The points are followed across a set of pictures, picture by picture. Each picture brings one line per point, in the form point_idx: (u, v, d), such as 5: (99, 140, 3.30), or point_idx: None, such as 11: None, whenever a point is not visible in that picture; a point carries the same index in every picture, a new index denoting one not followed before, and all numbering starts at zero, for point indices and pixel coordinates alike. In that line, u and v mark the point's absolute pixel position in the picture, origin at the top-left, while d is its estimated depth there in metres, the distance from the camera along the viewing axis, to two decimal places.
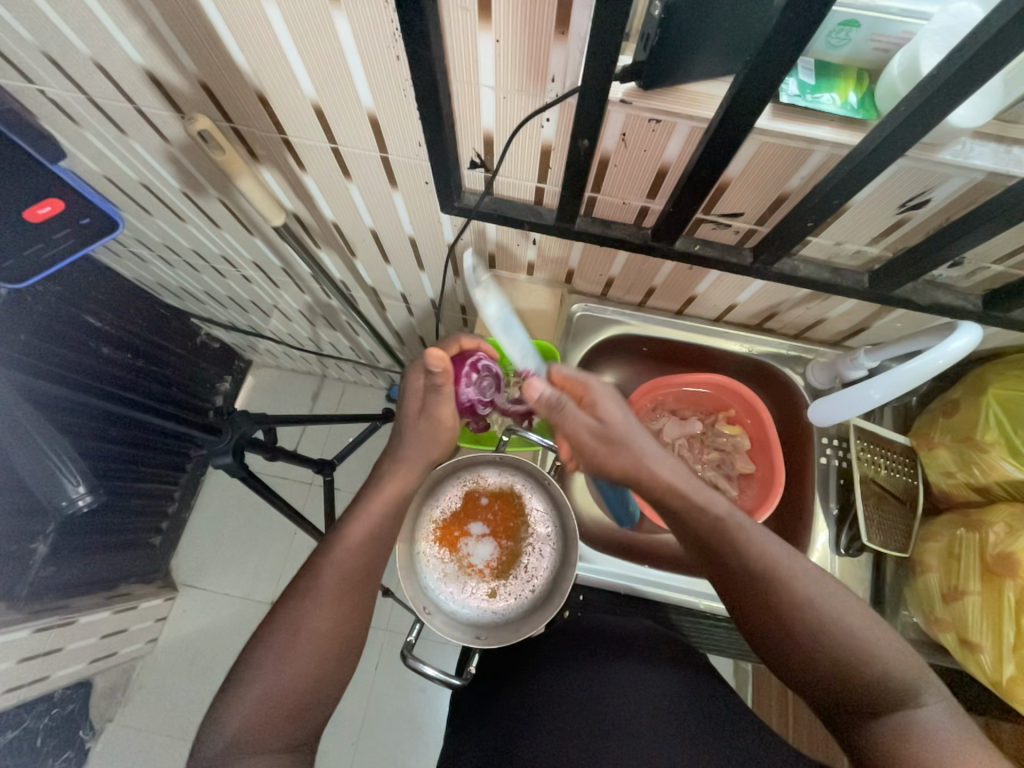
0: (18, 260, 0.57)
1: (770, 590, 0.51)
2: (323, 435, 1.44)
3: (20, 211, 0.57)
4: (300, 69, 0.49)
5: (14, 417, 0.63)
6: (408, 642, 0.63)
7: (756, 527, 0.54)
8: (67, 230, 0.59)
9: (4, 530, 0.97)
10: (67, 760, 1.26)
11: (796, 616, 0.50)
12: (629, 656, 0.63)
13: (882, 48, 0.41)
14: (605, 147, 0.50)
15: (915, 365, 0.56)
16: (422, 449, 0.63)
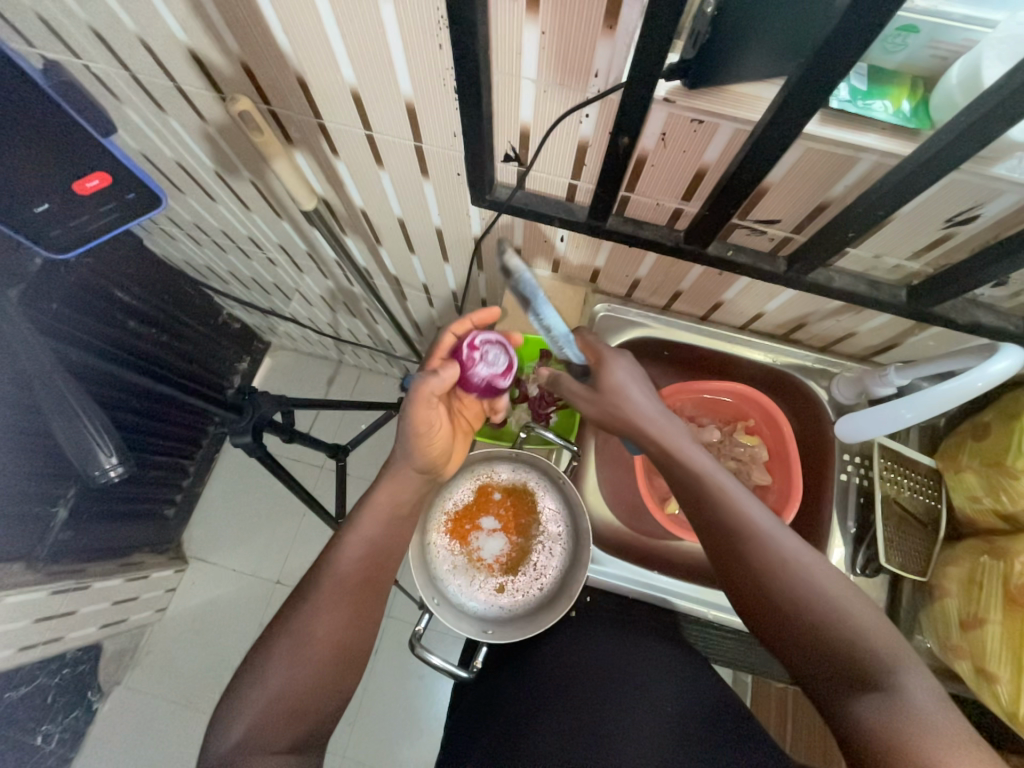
0: (63, 231, 0.60)
1: (756, 558, 0.53)
2: (337, 420, 1.46)
3: (67, 183, 0.57)
4: (341, 54, 0.49)
5: (55, 387, 0.65)
6: (416, 632, 0.63)
7: (774, 540, 0.53)
8: (112, 205, 0.61)
9: (28, 494, 1.00)
10: (75, 718, 1.31)
11: (785, 583, 0.52)
12: (636, 662, 0.62)
13: (941, 55, 0.40)
14: (643, 146, 0.50)
15: (952, 387, 0.54)
16: (400, 455, 0.61)
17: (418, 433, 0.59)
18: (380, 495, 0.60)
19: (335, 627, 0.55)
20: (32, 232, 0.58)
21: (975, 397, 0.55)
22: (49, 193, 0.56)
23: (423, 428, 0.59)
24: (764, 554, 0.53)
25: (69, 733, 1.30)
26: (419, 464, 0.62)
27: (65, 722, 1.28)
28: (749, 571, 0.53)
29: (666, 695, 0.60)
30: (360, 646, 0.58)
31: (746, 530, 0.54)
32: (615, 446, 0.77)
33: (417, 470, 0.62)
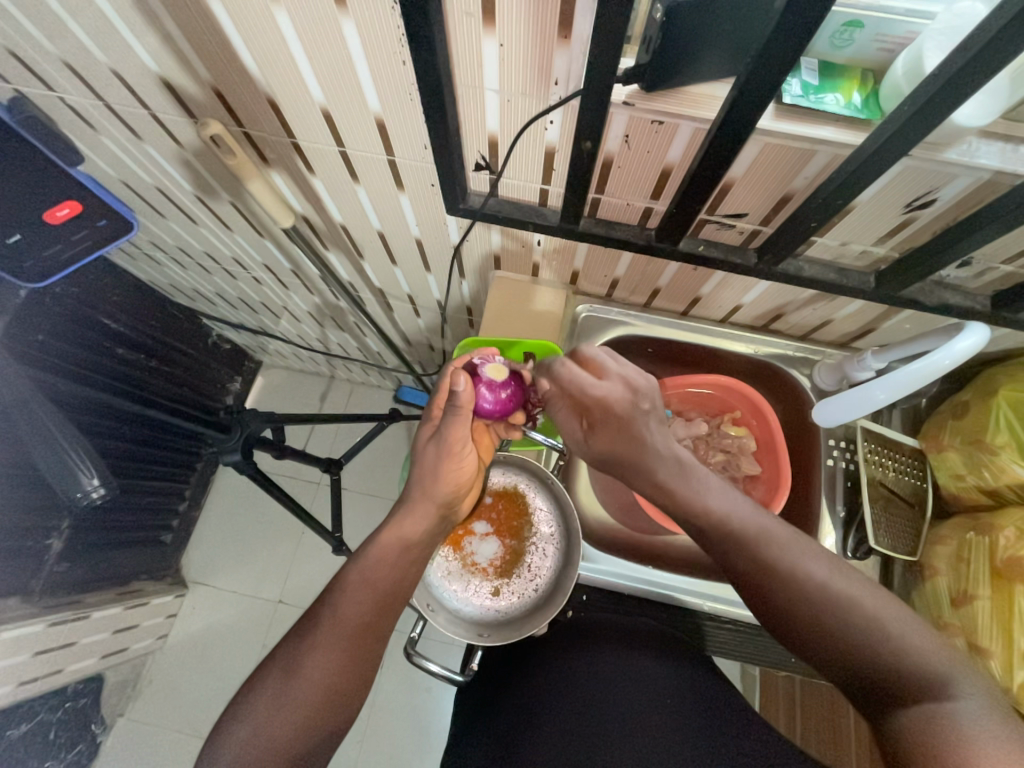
0: (38, 260, 0.59)
1: (775, 575, 0.51)
2: (331, 435, 1.46)
3: (40, 213, 0.58)
4: (308, 75, 0.50)
5: (34, 413, 0.65)
6: (411, 644, 0.62)
7: (762, 521, 0.53)
8: (85, 231, 0.60)
9: (26, 526, 1.03)
10: (79, 752, 1.34)
11: (814, 607, 0.49)
12: (628, 657, 0.62)
13: (886, 48, 0.41)
14: (608, 148, 0.51)
15: (920, 366, 0.55)
16: (426, 485, 0.61)
17: (452, 457, 0.61)
18: (384, 538, 0.58)
19: (330, 663, 0.52)
20: (8, 265, 0.59)
21: (944, 375, 0.56)
22: (21, 226, 0.57)
23: (456, 448, 0.60)
24: (782, 575, 0.50)
25: None
26: (440, 501, 0.61)
27: (68, 758, 1.31)
28: (767, 594, 0.51)
29: (662, 687, 0.60)
30: (365, 673, 0.55)
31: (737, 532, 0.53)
32: None
33: (438, 504, 0.61)
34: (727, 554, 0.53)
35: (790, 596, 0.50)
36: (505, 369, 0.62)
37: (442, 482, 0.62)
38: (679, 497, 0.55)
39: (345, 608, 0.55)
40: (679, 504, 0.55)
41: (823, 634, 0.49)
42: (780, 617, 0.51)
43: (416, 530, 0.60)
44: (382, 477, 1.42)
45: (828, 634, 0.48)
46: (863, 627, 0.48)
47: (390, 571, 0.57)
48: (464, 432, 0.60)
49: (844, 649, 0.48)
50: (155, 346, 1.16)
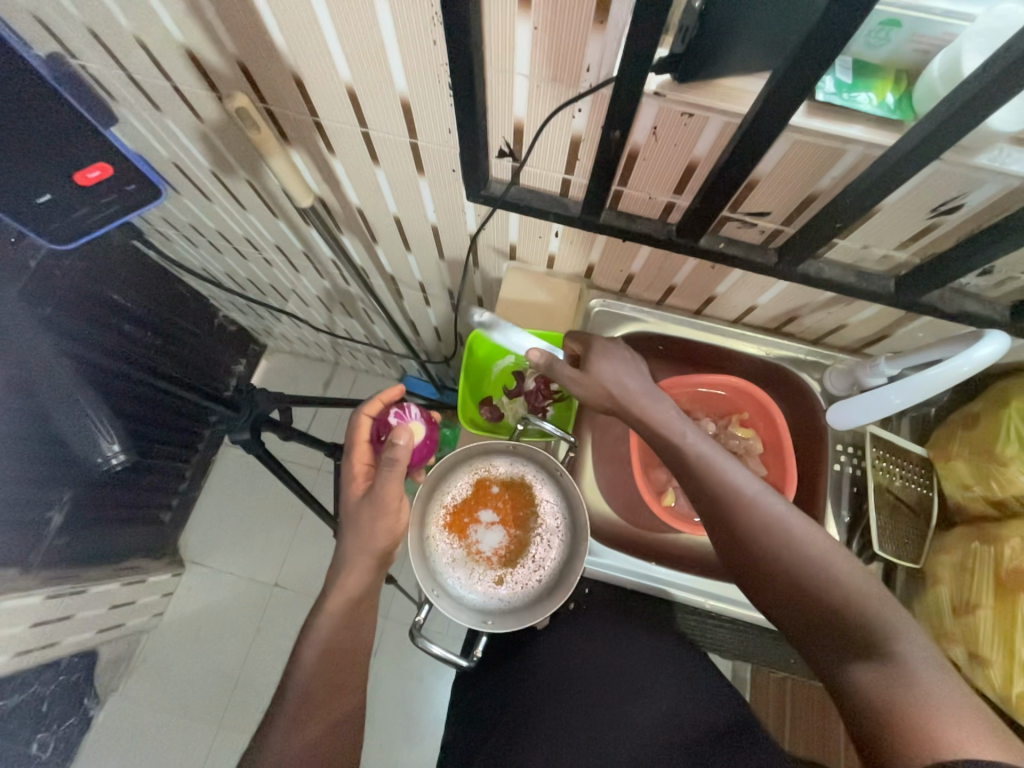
0: (65, 223, 0.61)
1: (738, 511, 0.51)
2: (334, 420, 1.47)
3: (69, 174, 0.59)
4: (336, 52, 0.49)
5: None
6: (416, 623, 0.62)
7: (723, 454, 0.54)
8: (113, 194, 0.62)
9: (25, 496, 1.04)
10: (72, 726, 1.38)
11: (774, 547, 0.49)
12: (631, 664, 0.67)
13: (924, 48, 0.41)
14: (635, 140, 0.50)
15: (939, 372, 0.55)
16: (359, 543, 0.60)
17: (388, 511, 0.61)
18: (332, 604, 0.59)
19: (340, 675, 0.58)
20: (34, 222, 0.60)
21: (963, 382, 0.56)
22: (51, 185, 0.59)
23: (392, 505, 0.60)
24: (746, 510, 0.51)
25: (64, 742, 1.37)
26: (379, 555, 0.61)
27: (60, 731, 1.35)
28: (729, 524, 0.51)
29: (661, 693, 0.65)
30: (358, 658, 0.60)
31: (695, 458, 0.54)
32: (612, 441, 0.76)
33: (376, 557, 0.60)
34: (691, 478, 0.54)
35: (750, 536, 0.50)
36: (424, 427, 0.67)
37: (378, 536, 0.61)
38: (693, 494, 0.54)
39: (345, 640, 0.59)
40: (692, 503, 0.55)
41: (781, 574, 0.49)
42: (743, 559, 0.51)
43: (360, 584, 0.60)
44: None
45: (785, 573, 0.49)
46: (816, 570, 0.48)
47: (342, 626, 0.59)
48: (399, 486, 0.60)
49: (804, 589, 0.48)
50: (161, 324, 1.17)
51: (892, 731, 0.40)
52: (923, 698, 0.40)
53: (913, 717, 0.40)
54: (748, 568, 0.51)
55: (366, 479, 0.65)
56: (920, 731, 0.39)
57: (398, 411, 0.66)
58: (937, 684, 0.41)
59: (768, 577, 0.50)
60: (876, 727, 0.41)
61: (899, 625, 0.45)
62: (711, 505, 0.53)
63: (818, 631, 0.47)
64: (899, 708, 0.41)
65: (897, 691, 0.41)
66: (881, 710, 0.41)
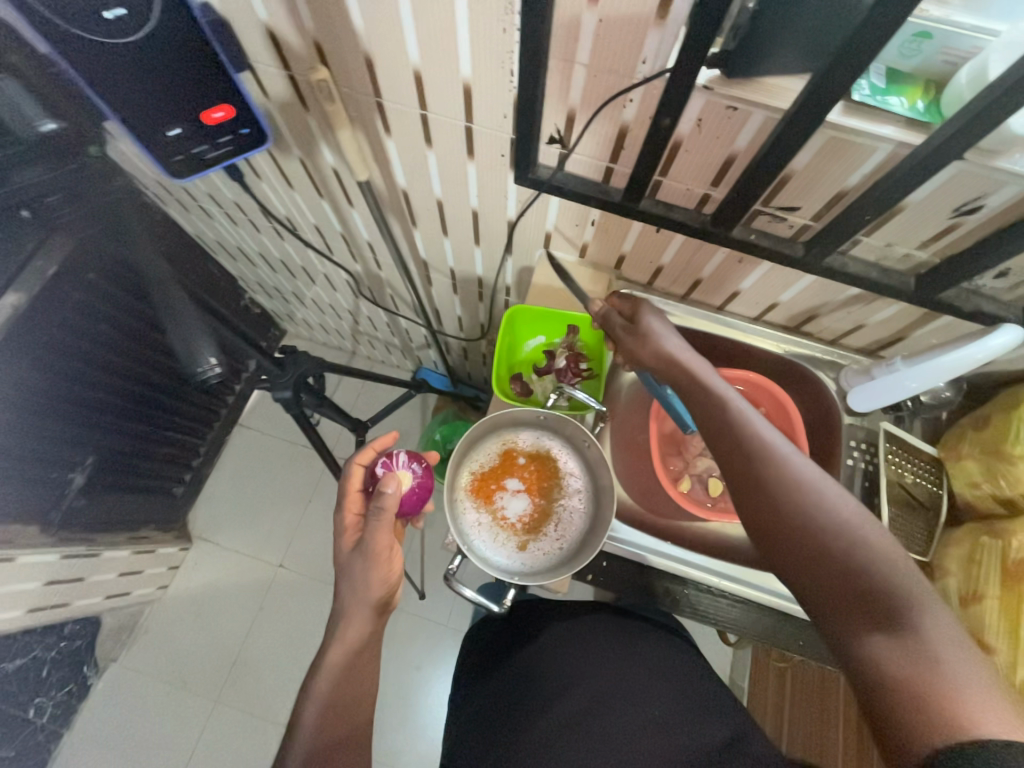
0: (184, 156, 0.59)
1: (765, 466, 0.51)
2: (355, 391, 1.65)
3: (197, 114, 0.56)
4: (410, 36, 0.53)
5: (170, 295, 0.70)
6: (450, 569, 0.66)
7: (757, 415, 0.54)
8: (229, 138, 0.60)
9: (44, 455, 1.03)
10: (69, 692, 1.38)
11: (798, 505, 0.48)
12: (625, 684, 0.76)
13: (952, 60, 0.44)
14: (680, 131, 0.54)
15: (954, 358, 0.61)
16: (354, 593, 0.66)
17: (381, 561, 0.67)
18: (336, 651, 0.64)
19: (353, 688, 0.64)
20: (158, 150, 0.57)
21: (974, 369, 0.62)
22: (181, 121, 0.55)
23: (383, 555, 0.67)
24: (776, 467, 0.50)
25: (61, 708, 1.37)
26: (375, 603, 0.66)
27: (57, 697, 1.36)
28: (756, 478, 0.51)
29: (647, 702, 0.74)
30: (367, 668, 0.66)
31: (730, 414, 0.55)
32: (631, 430, 0.80)
33: (373, 605, 0.66)
34: (723, 433, 0.54)
35: (776, 492, 0.50)
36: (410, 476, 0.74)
37: (372, 585, 0.67)
38: (721, 449, 0.54)
39: (348, 680, 0.63)
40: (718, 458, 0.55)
41: (804, 537, 0.47)
42: (762, 516, 0.50)
43: (359, 633, 0.65)
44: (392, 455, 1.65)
45: (810, 536, 0.47)
46: (844, 537, 0.46)
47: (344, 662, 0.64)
48: (389, 536, 0.67)
49: (830, 555, 0.46)
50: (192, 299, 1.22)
51: (907, 709, 0.39)
52: (945, 678, 0.39)
53: (932, 696, 0.38)
54: (766, 527, 0.50)
55: (357, 530, 0.72)
56: (938, 711, 0.38)
57: (385, 461, 0.74)
58: (959, 663, 0.39)
59: (785, 536, 0.48)
60: (889, 703, 0.40)
61: (921, 596, 0.43)
62: (737, 460, 0.53)
63: (840, 606, 0.45)
64: (915, 682, 0.39)
65: (916, 669, 0.40)
66: (892, 685, 0.40)
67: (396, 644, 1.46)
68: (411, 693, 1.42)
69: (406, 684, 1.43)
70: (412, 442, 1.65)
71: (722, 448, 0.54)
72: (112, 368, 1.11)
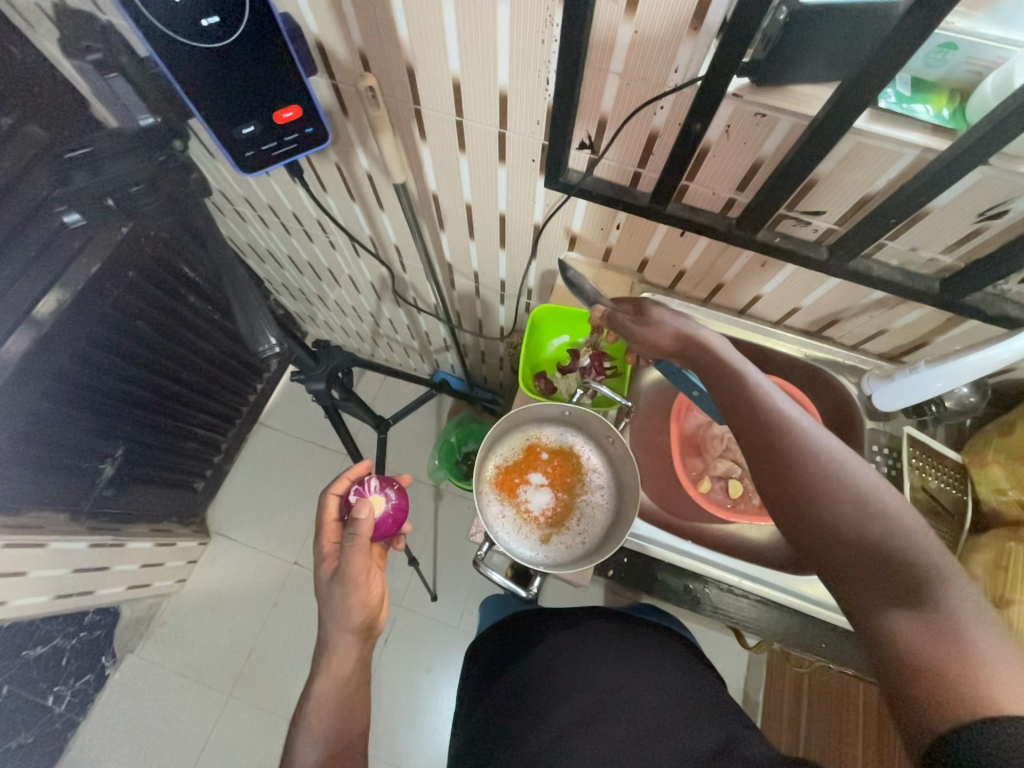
0: (257, 153, 0.59)
1: (783, 439, 0.52)
2: (376, 385, 1.70)
3: (269, 113, 0.57)
4: (452, 48, 0.57)
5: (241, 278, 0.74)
6: (481, 554, 0.68)
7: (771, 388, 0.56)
8: (296, 136, 0.60)
9: (78, 446, 1.06)
10: (87, 682, 1.41)
11: (817, 476, 0.49)
12: (626, 687, 0.76)
13: (976, 70, 0.45)
14: (708, 137, 0.56)
15: (979, 359, 0.62)
16: (337, 622, 0.71)
17: (358, 588, 0.71)
18: (324, 684, 0.69)
19: (347, 706, 0.69)
20: (232, 150, 0.58)
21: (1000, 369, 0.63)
22: (256, 118, 0.56)
23: (360, 579, 0.72)
24: (790, 435, 0.52)
25: (79, 697, 1.40)
26: (356, 628, 0.71)
27: (75, 685, 1.38)
28: (770, 447, 0.52)
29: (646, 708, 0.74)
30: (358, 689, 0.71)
31: (744, 387, 0.56)
32: (651, 430, 0.82)
33: (354, 632, 0.70)
34: (738, 405, 0.56)
35: (794, 465, 0.50)
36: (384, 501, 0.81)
37: (353, 612, 0.71)
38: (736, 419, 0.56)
39: (339, 708, 0.68)
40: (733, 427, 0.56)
41: (821, 504, 0.48)
42: (778, 486, 0.51)
43: (344, 664, 0.70)
44: (407, 457, 1.66)
45: (827, 503, 0.48)
46: (861, 505, 0.47)
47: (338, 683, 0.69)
48: (365, 562, 0.72)
49: (847, 523, 0.47)
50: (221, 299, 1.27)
51: (923, 681, 0.40)
52: (965, 649, 0.39)
53: (951, 669, 0.39)
54: (782, 498, 0.51)
55: (335, 557, 0.76)
56: (958, 682, 0.38)
57: (358, 489, 0.81)
58: (981, 636, 0.40)
59: (802, 507, 0.49)
60: (905, 674, 0.41)
61: (943, 568, 0.43)
62: (755, 433, 0.54)
63: (857, 574, 0.46)
64: (939, 653, 0.40)
65: (936, 643, 0.41)
66: (915, 659, 0.41)
67: (407, 644, 1.47)
68: (420, 696, 1.42)
69: (415, 686, 1.43)
70: (428, 444, 1.67)
71: (737, 419, 0.56)
72: (149, 365, 1.14)
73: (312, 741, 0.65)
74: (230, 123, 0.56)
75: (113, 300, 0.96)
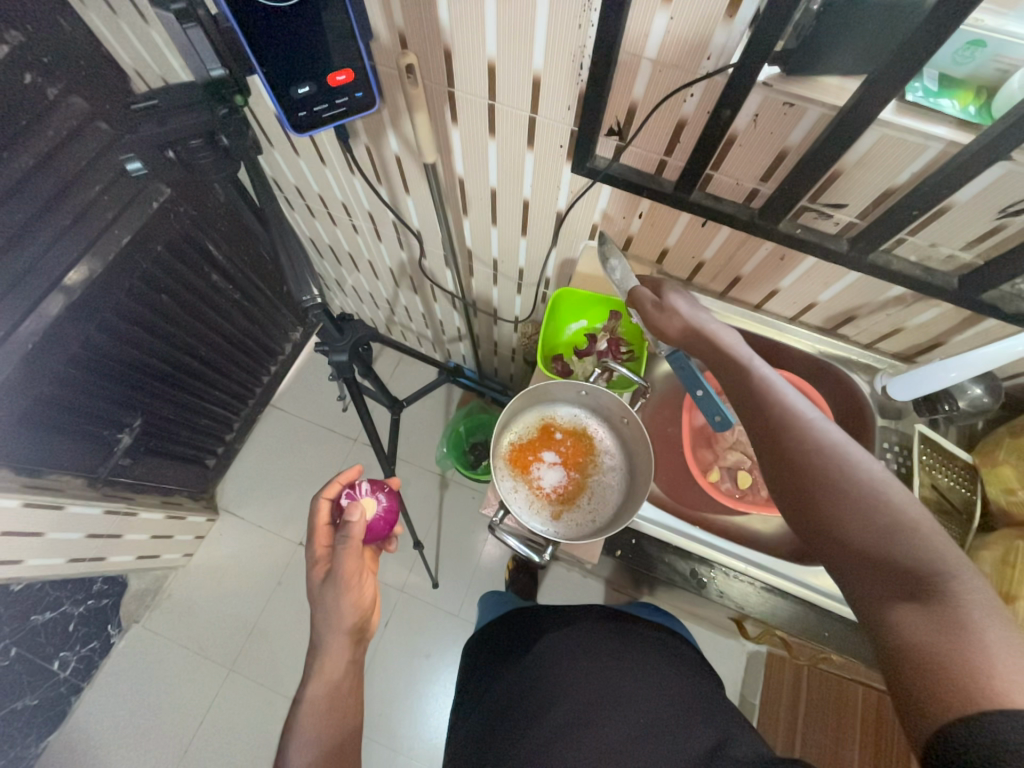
0: (311, 115, 0.62)
1: (790, 429, 0.53)
2: (392, 366, 1.74)
3: (323, 76, 0.59)
4: (489, 30, 0.58)
5: (292, 245, 0.75)
6: (495, 518, 0.70)
7: (780, 381, 0.57)
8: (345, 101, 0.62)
9: (96, 413, 1.09)
10: (92, 649, 1.43)
11: (824, 467, 0.50)
12: (620, 688, 0.76)
13: (1003, 68, 0.46)
14: (736, 126, 0.58)
15: (997, 347, 0.63)
16: (331, 624, 0.73)
17: (352, 589, 0.74)
18: (316, 686, 0.70)
19: (343, 695, 0.71)
20: (287, 106, 0.60)
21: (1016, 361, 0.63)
22: (312, 78, 0.58)
23: (353, 581, 0.74)
24: (797, 425, 0.52)
25: (83, 664, 1.43)
26: (349, 629, 0.73)
27: (81, 652, 1.41)
28: (777, 437, 0.53)
29: (639, 709, 0.73)
30: (350, 686, 0.73)
31: (754, 380, 0.57)
32: (663, 418, 0.83)
33: (348, 632, 0.73)
34: (747, 397, 0.57)
35: (801, 455, 0.51)
36: (376, 502, 0.82)
37: (346, 612, 0.73)
38: (746, 409, 0.57)
39: (326, 717, 0.69)
40: (743, 419, 0.57)
41: (829, 494, 0.49)
42: (786, 476, 0.52)
43: (337, 666, 0.72)
44: (415, 445, 1.68)
45: (836, 493, 0.48)
46: (870, 496, 0.47)
47: (335, 674, 0.72)
48: (357, 563, 0.74)
49: (856, 515, 0.47)
50: (241, 280, 1.30)
51: (929, 676, 0.40)
52: (973, 644, 0.40)
53: (959, 665, 0.39)
54: (790, 488, 0.51)
55: (326, 560, 0.79)
56: (965, 679, 0.39)
57: (349, 491, 0.82)
58: (989, 626, 0.40)
59: (811, 499, 0.49)
60: (912, 668, 0.41)
61: (952, 563, 0.43)
62: (763, 425, 0.54)
63: (865, 566, 0.46)
64: (948, 646, 0.40)
65: (945, 636, 0.41)
66: (923, 651, 0.41)
67: (406, 630, 1.48)
68: (419, 682, 1.44)
69: (413, 671, 1.44)
70: (436, 433, 1.69)
71: (747, 411, 0.57)
72: (170, 340, 1.17)
73: (308, 743, 0.66)
74: (284, 85, 0.58)
75: (142, 273, 0.98)
